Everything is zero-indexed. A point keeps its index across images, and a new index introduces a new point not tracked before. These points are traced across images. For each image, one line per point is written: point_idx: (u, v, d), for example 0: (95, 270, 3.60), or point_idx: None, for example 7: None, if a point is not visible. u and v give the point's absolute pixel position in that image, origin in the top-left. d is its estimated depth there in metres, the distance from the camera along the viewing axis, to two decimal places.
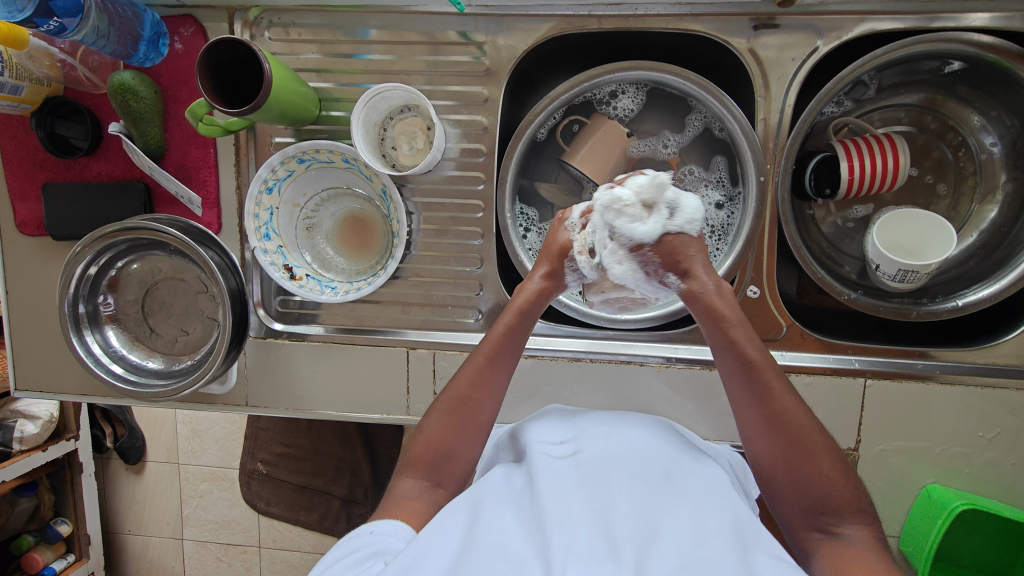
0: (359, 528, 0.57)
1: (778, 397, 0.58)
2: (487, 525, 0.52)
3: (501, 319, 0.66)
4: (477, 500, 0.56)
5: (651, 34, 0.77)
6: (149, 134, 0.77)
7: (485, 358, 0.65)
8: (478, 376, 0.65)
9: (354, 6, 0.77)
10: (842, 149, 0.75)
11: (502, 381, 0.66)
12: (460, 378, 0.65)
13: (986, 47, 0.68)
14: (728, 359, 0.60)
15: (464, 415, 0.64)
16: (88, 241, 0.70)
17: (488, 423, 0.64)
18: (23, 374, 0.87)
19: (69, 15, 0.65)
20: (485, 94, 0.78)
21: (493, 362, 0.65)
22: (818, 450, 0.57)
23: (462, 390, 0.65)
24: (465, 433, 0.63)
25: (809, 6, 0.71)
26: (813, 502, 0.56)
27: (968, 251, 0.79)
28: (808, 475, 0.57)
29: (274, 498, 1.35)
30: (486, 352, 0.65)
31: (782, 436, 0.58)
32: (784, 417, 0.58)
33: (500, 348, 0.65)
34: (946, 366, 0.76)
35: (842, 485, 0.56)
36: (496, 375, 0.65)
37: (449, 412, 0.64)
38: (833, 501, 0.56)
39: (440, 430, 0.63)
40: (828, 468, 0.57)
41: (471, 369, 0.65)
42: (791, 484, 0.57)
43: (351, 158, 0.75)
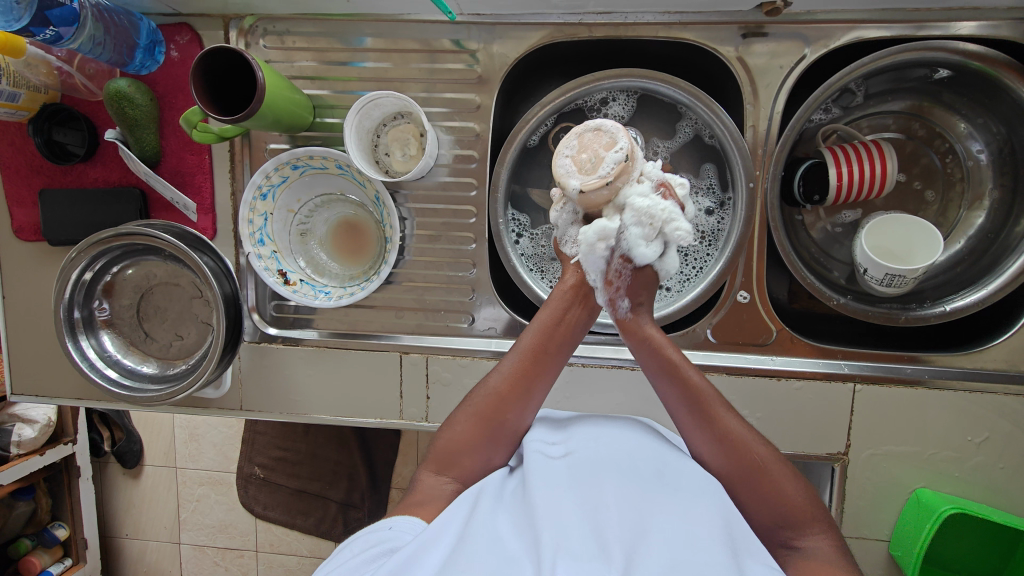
0: (374, 524, 0.57)
1: (718, 423, 0.59)
2: (479, 525, 0.52)
3: (540, 317, 0.64)
4: (474, 502, 0.57)
5: (641, 42, 0.78)
6: (145, 141, 0.78)
7: (527, 358, 0.63)
8: (519, 378, 0.63)
9: (348, 15, 0.78)
10: (830, 155, 0.76)
11: (545, 384, 0.64)
12: (497, 376, 0.64)
13: (971, 55, 0.69)
14: (668, 391, 0.61)
15: (496, 417, 0.63)
16: (83, 247, 0.70)
17: None
18: (19, 378, 0.88)
19: (65, 24, 0.66)
20: (477, 101, 0.79)
21: (535, 364, 0.64)
22: (766, 467, 0.58)
23: (500, 389, 0.63)
24: (489, 436, 0.63)
25: (797, 14, 0.72)
26: (771, 517, 0.57)
27: (956, 256, 0.80)
28: (759, 495, 0.57)
29: (271, 502, 1.35)
30: (528, 354, 0.64)
31: (728, 459, 0.58)
32: (730, 442, 0.58)
33: (542, 348, 0.63)
34: (935, 371, 0.76)
35: (795, 493, 0.57)
36: (537, 377, 0.63)
37: (479, 414, 0.63)
38: (789, 513, 0.57)
39: (465, 428, 0.63)
40: (779, 482, 0.57)
41: (509, 368, 0.64)
42: (744, 503, 0.58)
43: (344, 165, 0.76)
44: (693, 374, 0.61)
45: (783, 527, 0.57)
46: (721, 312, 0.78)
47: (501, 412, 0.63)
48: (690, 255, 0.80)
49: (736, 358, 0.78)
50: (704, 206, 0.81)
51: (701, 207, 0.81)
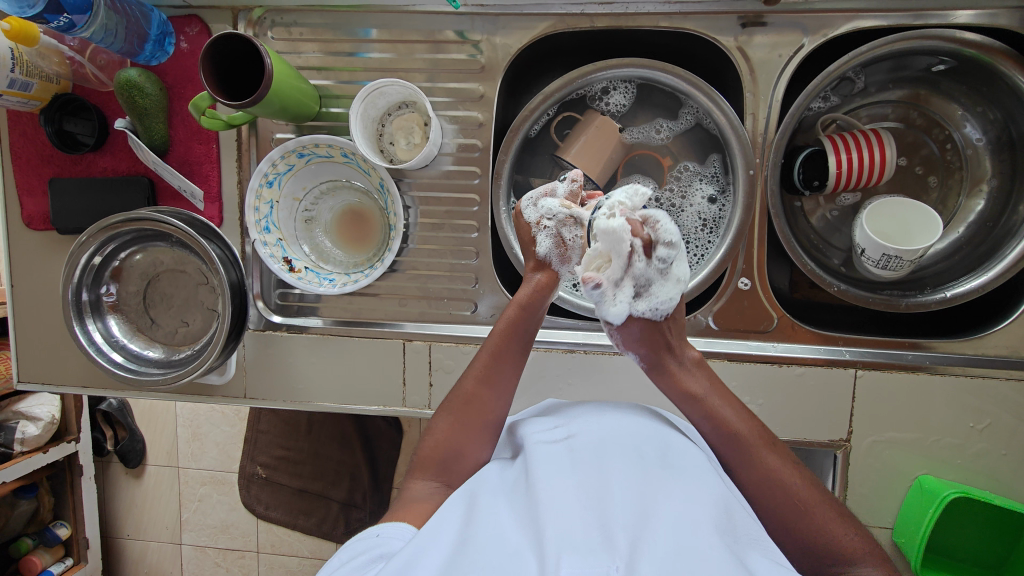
0: (363, 532, 0.57)
1: (764, 461, 0.59)
2: (484, 518, 0.53)
3: (506, 316, 0.67)
4: (472, 494, 0.57)
5: (642, 32, 0.79)
6: (154, 129, 0.79)
7: (490, 358, 0.66)
8: (485, 373, 0.66)
9: (353, 7, 0.80)
10: (829, 143, 0.77)
11: (507, 379, 0.66)
12: (466, 378, 0.67)
13: (967, 43, 0.70)
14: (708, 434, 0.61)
15: (470, 414, 0.65)
16: (92, 231, 0.71)
17: (481, 413, 0.65)
18: (25, 366, 0.88)
19: (78, 12, 0.67)
20: (481, 91, 0.80)
21: (501, 359, 0.66)
22: (812, 499, 0.57)
23: (471, 388, 0.66)
24: (471, 430, 0.64)
25: (795, 4, 0.73)
26: (816, 553, 0.55)
27: (955, 244, 0.80)
28: (797, 516, 0.56)
29: (273, 502, 1.32)
30: (493, 351, 0.66)
31: (774, 491, 0.57)
32: (773, 479, 0.58)
33: (503, 345, 0.66)
34: (936, 357, 0.76)
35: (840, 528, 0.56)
36: (502, 373, 0.66)
37: (457, 413, 0.65)
38: (841, 552, 0.55)
39: (443, 429, 0.65)
40: (830, 521, 0.56)
41: (477, 368, 0.66)
42: (793, 536, 0.57)
43: (349, 153, 0.77)
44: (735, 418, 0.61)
45: (824, 565, 0.55)
46: (722, 299, 0.79)
47: (472, 412, 0.65)
48: (691, 242, 0.82)
49: (737, 345, 0.79)
50: (707, 195, 0.83)
51: (705, 194, 0.83)
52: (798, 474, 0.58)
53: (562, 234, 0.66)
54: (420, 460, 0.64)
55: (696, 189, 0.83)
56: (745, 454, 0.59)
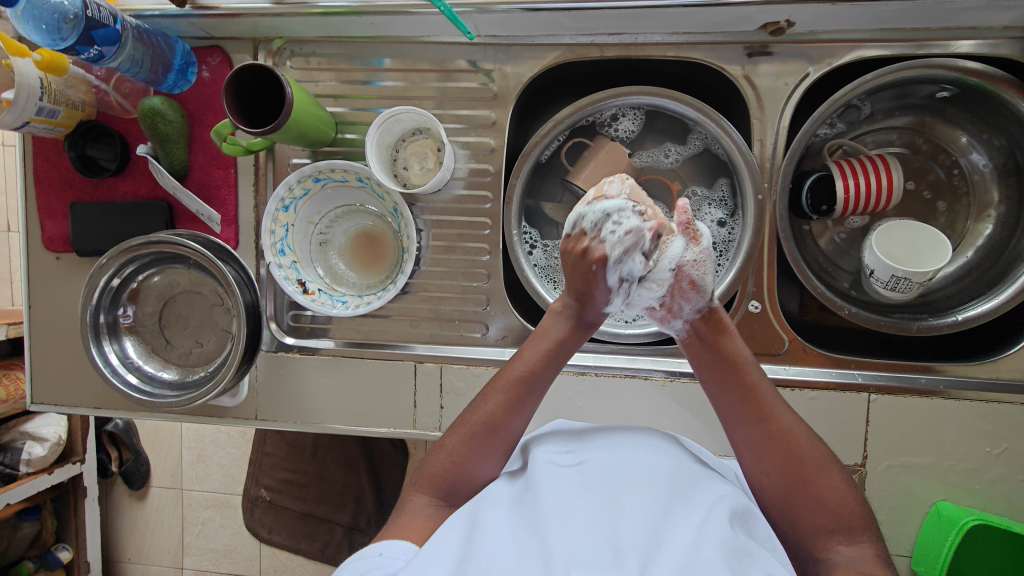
0: (363, 550, 0.56)
1: (772, 417, 0.61)
2: (487, 534, 0.53)
3: (523, 349, 0.67)
4: (479, 511, 0.57)
5: (651, 62, 0.81)
6: (174, 155, 0.81)
7: (515, 385, 0.65)
8: (508, 406, 0.64)
9: (369, 38, 0.82)
10: (837, 168, 0.78)
11: (530, 407, 0.66)
12: (486, 404, 0.65)
13: (970, 72, 0.72)
14: (726, 385, 0.63)
15: (490, 440, 0.63)
16: (113, 254, 0.72)
17: (499, 441, 0.64)
18: (40, 387, 0.89)
19: (108, 44, 0.69)
20: (493, 118, 0.82)
21: (525, 394, 0.65)
22: (823, 468, 0.59)
23: (492, 420, 0.64)
24: (483, 455, 0.63)
25: (800, 34, 0.75)
26: (824, 520, 0.57)
27: (965, 268, 0.81)
28: (807, 476, 0.58)
29: (276, 526, 1.34)
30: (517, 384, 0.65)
31: (785, 449, 0.59)
32: (785, 436, 0.60)
33: (524, 374, 0.65)
34: (949, 381, 0.76)
35: (849, 501, 0.58)
36: (528, 402, 0.65)
37: (475, 434, 0.63)
38: (843, 517, 0.57)
39: (458, 447, 0.63)
40: (833, 484, 0.58)
41: (500, 395, 0.64)
42: (794, 495, 0.58)
43: (364, 177, 0.78)
44: (750, 369, 0.63)
45: (827, 533, 0.56)
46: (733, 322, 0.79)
47: (489, 437, 0.63)
48: None
49: None
50: (716, 218, 0.84)
51: (714, 218, 0.84)
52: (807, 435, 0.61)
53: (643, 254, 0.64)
54: (425, 479, 0.64)
55: (705, 212, 0.84)
56: (759, 410, 0.61)
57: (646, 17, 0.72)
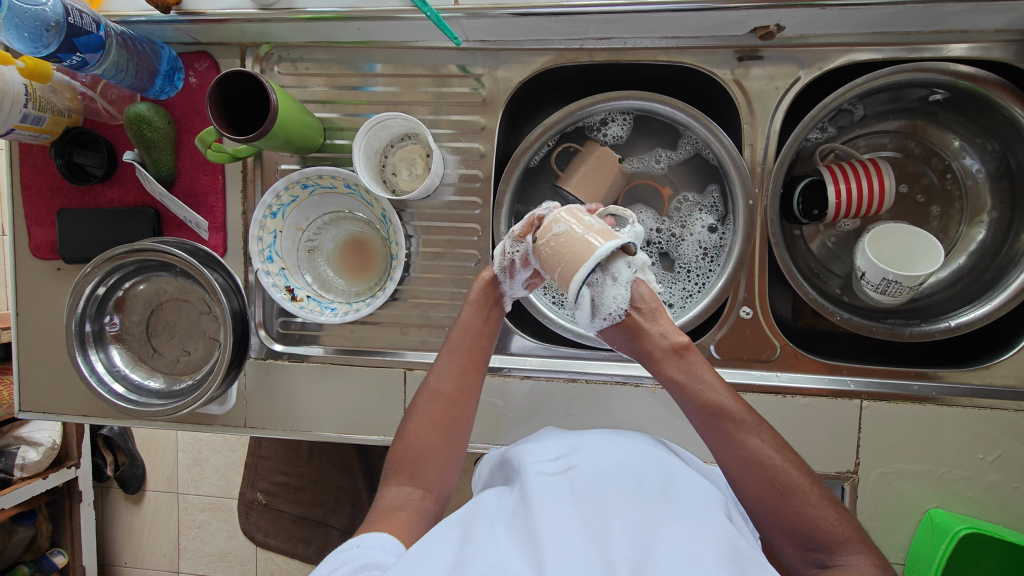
0: (345, 541, 0.55)
1: (745, 438, 0.57)
2: (476, 543, 0.52)
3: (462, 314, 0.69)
4: (469, 521, 0.56)
5: (640, 66, 0.81)
6: (162, 162, 0.81)
7: (465, 357, 0.67)
8: (453, 375, 0.66)
9: (358, 43, 0.81)
10: (828, 173, 0.77)
11: (480, 374, 0.68)
12: (437, 378, 0.66)
13: (961, 76, 0.71)
14: (693, 407, 0.60)
15: (444, 412, 0.65)
16: (97, 262, 0.72)
17: (456, 407, 0.65)
18: (28, 395, 0.89)
19: (91, 51, 0.68)
20: (482, 123, 0.82)
21: (466, 357, 0.67)
22: (804, 487, 0.56)
23: (441, 390, 0.66)
24: (448, 425, 0.65)
25: (790, 39, 0.74)
26: (805, 539, 0.55)
27: (958, 272, 0.80)
28: (788, 498, 0.55)
29: (273, 529, 1.29)
30: (456, 349, 0.67)
31: (760, 469, 0.56)
32: (761, 457, 0.57)
33: (464, 341, 0.67)
34: (941, 387, 0.76)
35: (831, 515, 0.55)
36: (470, 367, 0.67)
37: (432, 415, 0.65)
38: (826, 535, 0.54)
39: (420, 434, 0.64)
40: (812, 505, 0.55)
41: (446, 366, 0.67)
42: (775, 514, 0.56)
43: (352, 184, 0.78)
44: (718, 390, 0.59)
45: (811, 552, 0.55)
46: (724, 328, 0.79)
47: (451, 410, 0.65)
48: (692, 271, 0.82)
49: (741, 375, 0.78)
50: (707, 224, 0.83)
51: (705, 224, 0.83)
52: (786, 452, 0.57)
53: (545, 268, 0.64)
54: (398, 469, 0.63)
55: (696, 218, 0.84)
56: (730, 433, 0.58)
57: (636, 21, 0.71)
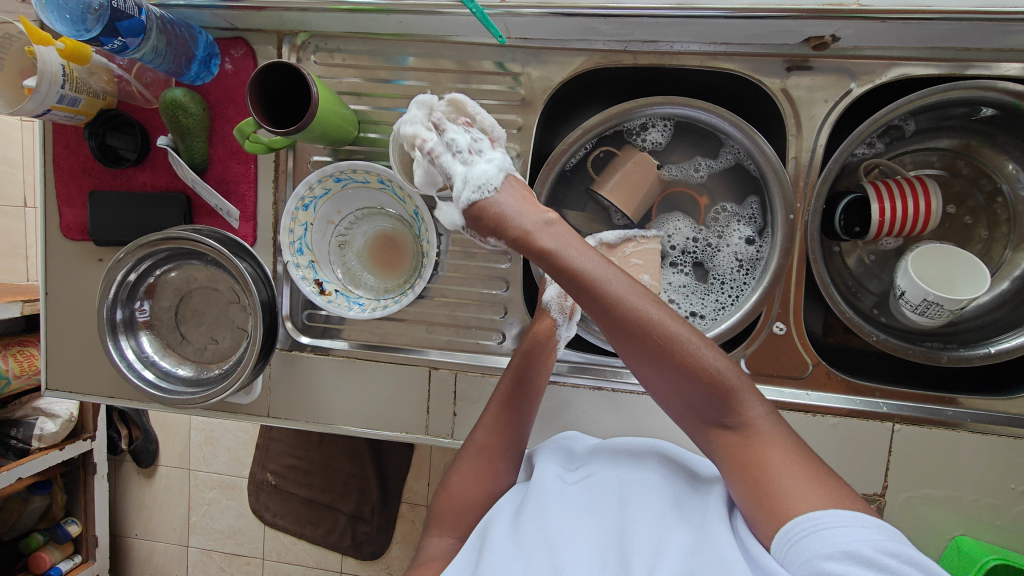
0: None
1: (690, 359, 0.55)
2: (493, 549, 0.54)
3: (511, 366, 0.72)
4: (486, 529, 0.58)
5: (685, 71, 0.79)
6: (195, 149, 0.80)
7: (505, 409, 0.69)
8: (497, 425, 0.69)
9: (395, 35, 0.80)
10: (872, 190, 0.75)
11: (522, 429, 0.70)
12: (482, 431, 0.69)
13: (1020, 96, 0.68)
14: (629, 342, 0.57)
15: (485, 463, 0.67)
16: (130, 248, 0.71)
17: (499, 454, 0.68)
18: (55, 374, 0.89)
19: (133, 35, 0.67)
20: (519, 123, 0.80)
21: (510, 408, 0.69)
22: (736, 395, 0.56)
23: (485, 442, 0.68)
24: (489, 474, 0.67)
25: (843, 49, 0.72)
26: (738, 451, 0.56)
27: (1000, 299, 0.78)
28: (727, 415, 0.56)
29: (282, 509, 1.35)
30: (502, 400, 0.70)
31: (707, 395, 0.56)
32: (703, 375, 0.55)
33: (511, 396, 0.70)
34: (975, 414, 0.74)
35: (766, 427, 0.56)
36: (514, 420, 0.69)
37: (473, 462, 0.67)
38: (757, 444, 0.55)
39: (462, 483, 0.66)
40: (742, 405, 0.56)
41: (490, 420, 0.69)
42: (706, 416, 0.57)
43: (386, 180, 0.77)
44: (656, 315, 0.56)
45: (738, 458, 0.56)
46: (756, 343, 0.78)
47: (493, 463, 0.67)
48: (726, 282, 0.81)
49: (771, 391, 0.77)
50: (744, 235, 0.82)
51: (742, 236, 0.82)
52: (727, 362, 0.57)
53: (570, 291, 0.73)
54: (439, 513, 0.66)
55: (734, 229, 0.82)
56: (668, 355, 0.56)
57: (684, 25, 0.69)
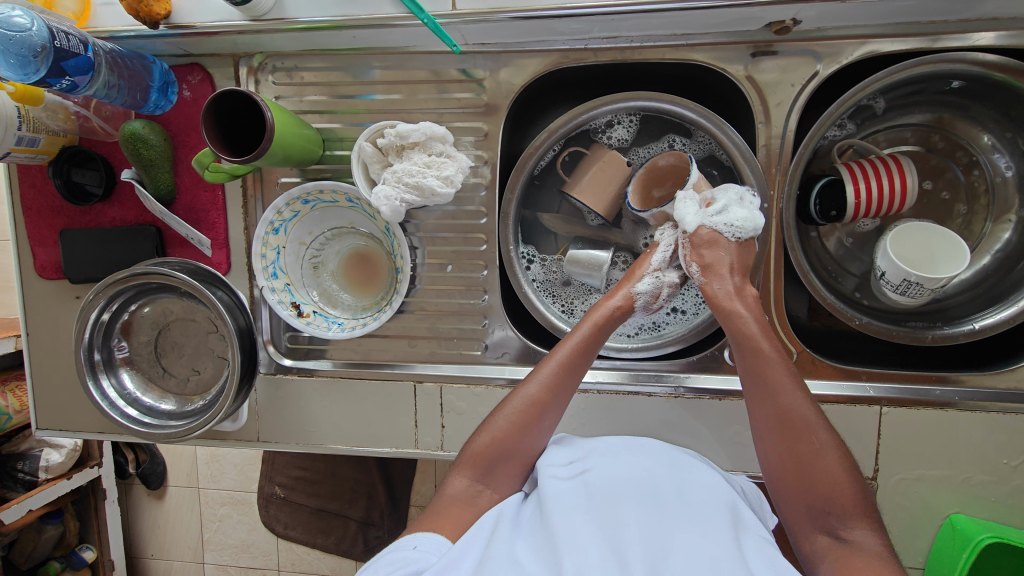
0: (398, 541, 0.55)
1: (792, 402, 0.59)
2: (500, 549, 0.51)
3: (579, 329, 0.67)
4: (493, 526, 0.56)
5: (648, 65, 0.77)
6: (160, 179, 0.79)
7: (564, 368, 0.65)
8: (552, 382, 0.65)
9: (355, 49, 0.79)
10: (847, 172, 0.74)
11: (570, 392, 0.66)
12: (534, 382, 0.65)
13: (991, 66, 0.67)
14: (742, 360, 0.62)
15: (530, 414, 0.64)
16: (100, 288, 0.71)
17: (544, 411, 0.64)
18: (44, 415, 0.89)
19: (81, 73, 0.66)
20: (485, 129, 0.79)
21: (566, 370, 0.65)
22: (826, 454, 0.57)
23: (535, 395, 0.64)
24: (531, 430, 0.64)
25: (807, 31, 0.70)
26: (821, 503, 0.57)
27: (981, 274, 0.77)
28: (815, 469, 0.57)
29: (292, 521, 1.29)
30: (563, 360, 0.65)
31: (791, 435, 0.58)
32: (799, 422, 0.58)
33: (574, 358, 0.66)
34: (965, 392, 0.73)
35: (846, 486, 0.57)
36: (564, 383, 0.65)
37: (522, 412, 0.64)
38: (837, 503, 0.56)
39: (505, 425, 0.63)
40: (834, 471, 0.57)
41: (549, 375, 0.65)
42: (792, 471, 0.58)
43: (354, 197, 0.76)
44: (771, 353, 0.61)
45: (824, 517, 0.56)
46: None
47: (540, 418, 0.64)
48: None
49: None
50: None
51: None
52: (824, 426, 0.59)
53: (663, 288, 0.69)
54: (471, 456, 0.63)
55: None
56: (770, 389, 0.60)
57: (642, 19, 0.68)
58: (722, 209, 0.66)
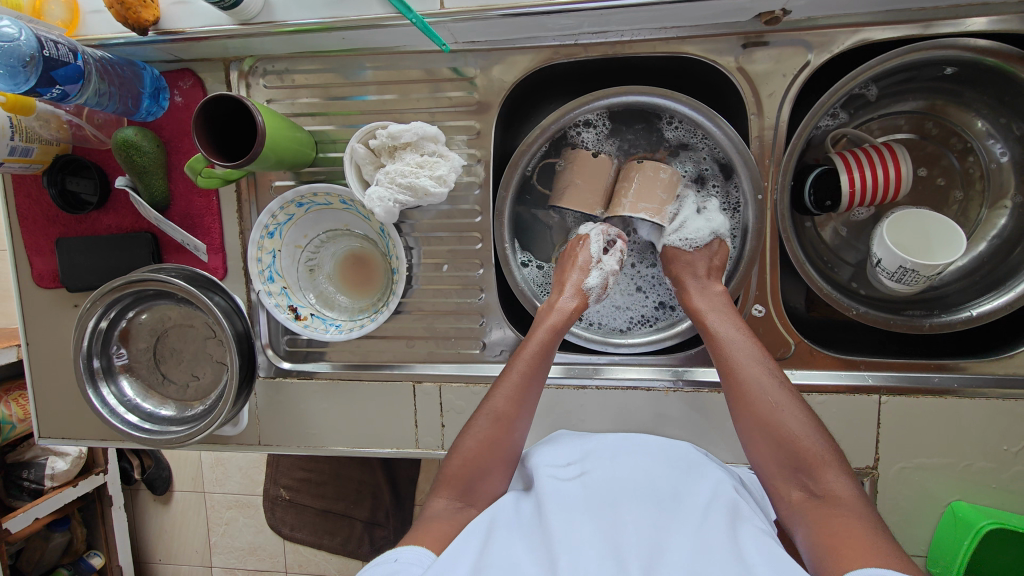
0: (380, 556, 0.54)
1: (747, 373, 0.63)
2: (496, 547, 0.51)
3: (535, 335, 0.70)
4: (490, 525, 0.55)
5: (638, 59, 0.77)
6: (154, 186, 0.79)
7: (528, 380, 0.68)
8: (517, 395, 0.67)
9: (346, 50, 0.78)
10: (840, 162, 0.74)
11: (535, 400, 0.68)
12: (500, 397, 0.66)
13: (983, 51, 0.67)
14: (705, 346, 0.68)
15: (499, 432, 0.65)
16: (96, 296, 0.71)
17: (514, 424, 0.66)
18: (45, 423, 0.90)
19: (71, 82, 0.66)
20: (477, 127, 0.79)
21: (530, 379, 0.68)
22: (786, 413, 0.60)
23: (501, 410, 0.66)
24: (502, 446, 0.65)
25: (798, 21, 0.70)
26: (788, 460, 0.58)
27: (977, 261, 0.77)
28: (776, 429, 0.60)
29: (298, 523, 1.30)
30: (524, 370, 0.68)
31: (750, 402, 0.62)
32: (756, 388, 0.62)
33: (535, 363, 0.68)
34: (964, 379, 0.73)
35: (811, 440, 0.58)
36: (530, 391, 0.68)
37: (488, 431, 0.65)
38: (803, 457, 0.58)
39: (475, 450, 0.64)
40: (797, 429, 0.59)
41: (511, 389, 0.67)
42: (759, 437, 0.61)
43: (348, 200, 0.76)
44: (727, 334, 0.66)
45: (795, 474, 0.58)
46: None
47: (507, 431, 0.65)
48: None
49: None
50: None
51: None
52: (785, 391, 0.62)
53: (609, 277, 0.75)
54: (446, 479, 0.63)
55: None
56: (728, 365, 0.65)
57: (633, 14, 0.67)
58: (678, 224, 0.74)
